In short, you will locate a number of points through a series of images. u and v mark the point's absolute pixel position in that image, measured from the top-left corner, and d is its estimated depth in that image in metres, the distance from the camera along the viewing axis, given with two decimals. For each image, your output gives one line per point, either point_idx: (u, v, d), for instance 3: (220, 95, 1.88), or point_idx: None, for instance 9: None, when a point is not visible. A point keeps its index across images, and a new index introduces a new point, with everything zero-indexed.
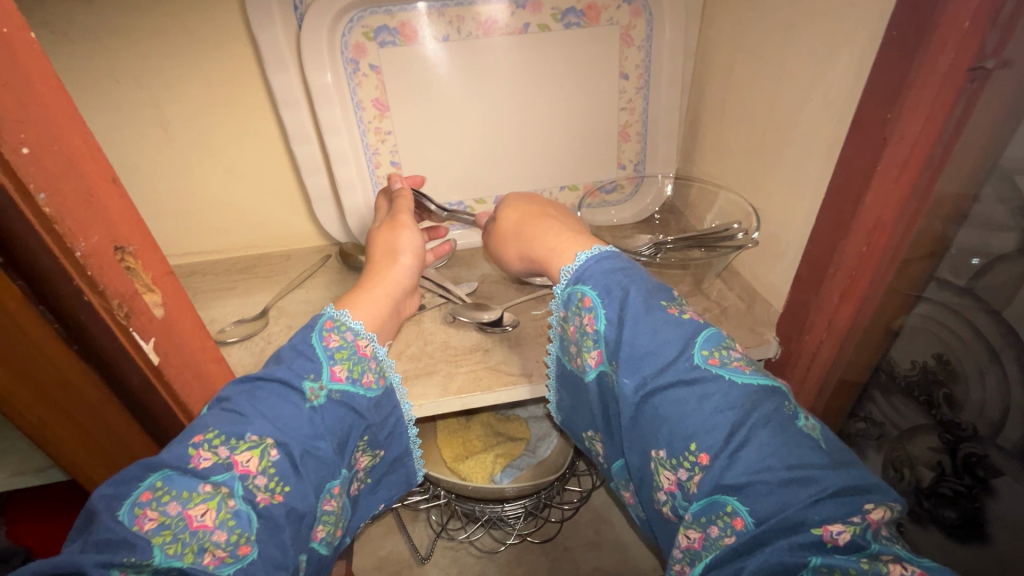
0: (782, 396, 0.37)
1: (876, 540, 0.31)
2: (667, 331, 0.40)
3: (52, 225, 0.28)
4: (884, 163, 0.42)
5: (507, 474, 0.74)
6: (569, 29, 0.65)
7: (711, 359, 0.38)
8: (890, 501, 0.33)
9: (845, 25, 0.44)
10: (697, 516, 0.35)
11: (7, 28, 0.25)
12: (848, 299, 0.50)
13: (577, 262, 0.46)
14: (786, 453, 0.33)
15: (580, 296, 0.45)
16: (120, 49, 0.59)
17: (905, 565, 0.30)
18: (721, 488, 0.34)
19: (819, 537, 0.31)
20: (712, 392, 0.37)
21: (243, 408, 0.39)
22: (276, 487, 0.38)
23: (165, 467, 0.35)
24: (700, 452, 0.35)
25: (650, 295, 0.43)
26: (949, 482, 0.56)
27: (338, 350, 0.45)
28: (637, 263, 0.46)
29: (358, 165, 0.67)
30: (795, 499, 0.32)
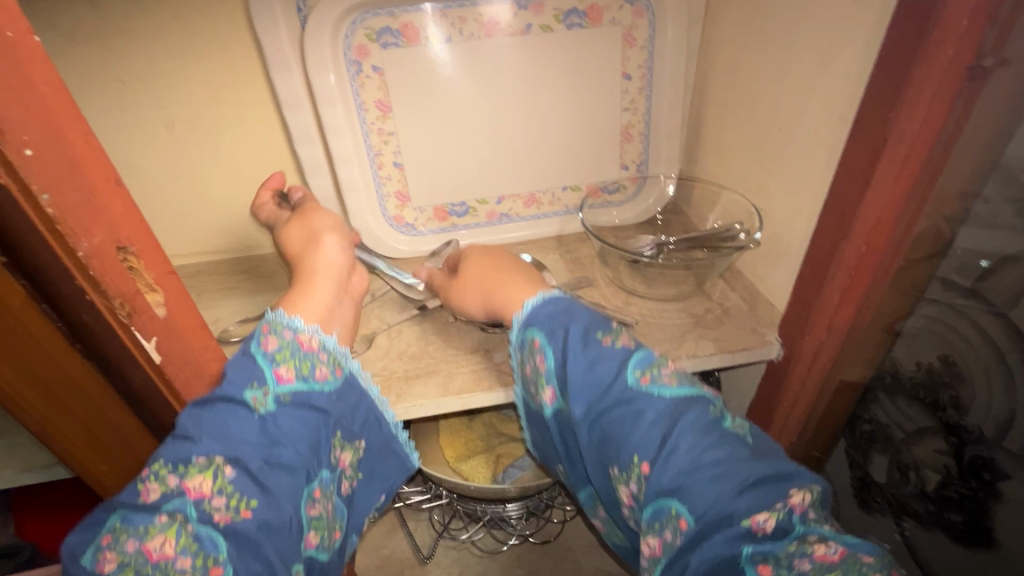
0: (707, 402, 0.40)
1: (802, 522, 0.34)
2: (604, 360, 0.43)
3: (55, 225, 0.28)
4: (883, 162, 0.42)
5: (509, 474, 0.74)
6: (572, 30, 0.65)
7: (642, 378, 0.41)
8: (811, 484, 0.36)
9: (848, 23, 0.44)
10: (651, 523, 0.37)
11: (13, 32, 0.26)
12: (848, 300, 0.49)
13: (526, 309, 0.50)
14: (712, 452, 0.36)
15: (531, 339, 0.48)
16: (127, 51, 0.60)
17: (827, 545, 0.33)
18: (662, 493, 0.36)
19: (749, 527, 0.33)
20: (645, 408, 0.40)
21: (189, 429, 0.38)
22: (239, 503, 0.37)
23: (122, 509, 0.36)
24: (642, 463, 0.38)
25: (589, 328, 0.46)
26: (954, 485, 0.56)
27: (279, 351, 0.43)
28: (579, 301, 0.49)
29: (360, 166, 0.68)
30: (723, 494, 0.34)
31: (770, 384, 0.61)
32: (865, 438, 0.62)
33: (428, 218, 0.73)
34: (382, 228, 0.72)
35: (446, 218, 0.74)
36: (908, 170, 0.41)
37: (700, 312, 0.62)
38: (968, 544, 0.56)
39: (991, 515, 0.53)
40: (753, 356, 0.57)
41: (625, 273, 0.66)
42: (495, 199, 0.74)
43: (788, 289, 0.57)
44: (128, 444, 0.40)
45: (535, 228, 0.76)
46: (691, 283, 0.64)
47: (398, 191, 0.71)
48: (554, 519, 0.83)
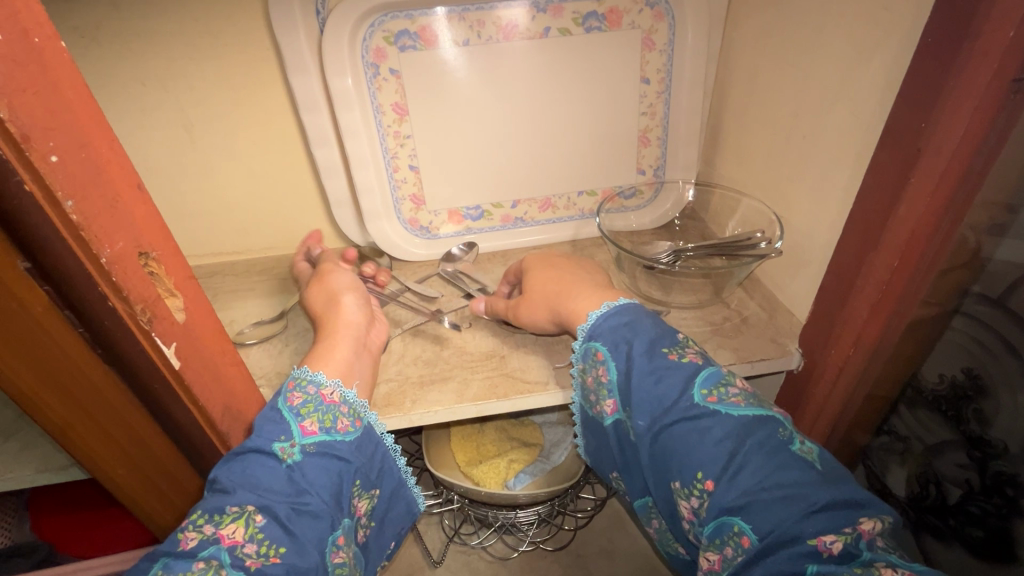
0: (777, 424, 0.40)
1: (869, 549, 0.33)
2: (670, 377, 0.44)
3: (78, 232, 0.28)
4: (919, 174, 0.40)
5: (520, 480, 0.73)
6: (591, 34, 0.64)
7: (709, 397, 0.42)
8: (882, 513, 0.35)
9: (878, 30, 0.43)
10: (712, 538, 0.38)
11: (39, 38, 0.25)
12: (876, 315, 0.47)
13: (589, 321, 0.51)
14: (779, 474, 0.36)
15: (594, 351, 0.49)
16: (146, 52, 0.60)
17: (896, 571, 0.31)
18: (726, 510, 0.37)
19: (814, 548, 0.33)
20: (711, 426, 0.40)
21: (226, 483, 0.40)
22: (269, 550, 0.38)
23: (163, 558, 0.36)
24: (706, 479, 0.38)
25: (653, 344, 0.46)
26: (977, 500, 0.54)
27: (303, 406, 0.45)
28: (646, 315, 0.50)
29: (377, 170, 0.68)
30: (790, 515, 0.34)
31: (789, 395, 0.60)
32: (885, 447, 0.62)
33: (443, 222, 0.73)
34: (398, 232, 0.72)
35: (461, 221, 0.73)
36: (947, 182, 0.39)
37: (719, 320, 0.61)
38: (987, 561, 0.54)
39: (1014, 534, 0.51)
40: (772, 366, 0.57)
41: (642, 279, 0.65)
42: (511, 203, 0.73)
43: (810, 298, 0.56)
44: (145, 450, 0.40)
45: (550, 232, 0.75)
46: (709, 291, 0.63)
47: (414, 195, 0.71)
48: (565, 526, 0.82)
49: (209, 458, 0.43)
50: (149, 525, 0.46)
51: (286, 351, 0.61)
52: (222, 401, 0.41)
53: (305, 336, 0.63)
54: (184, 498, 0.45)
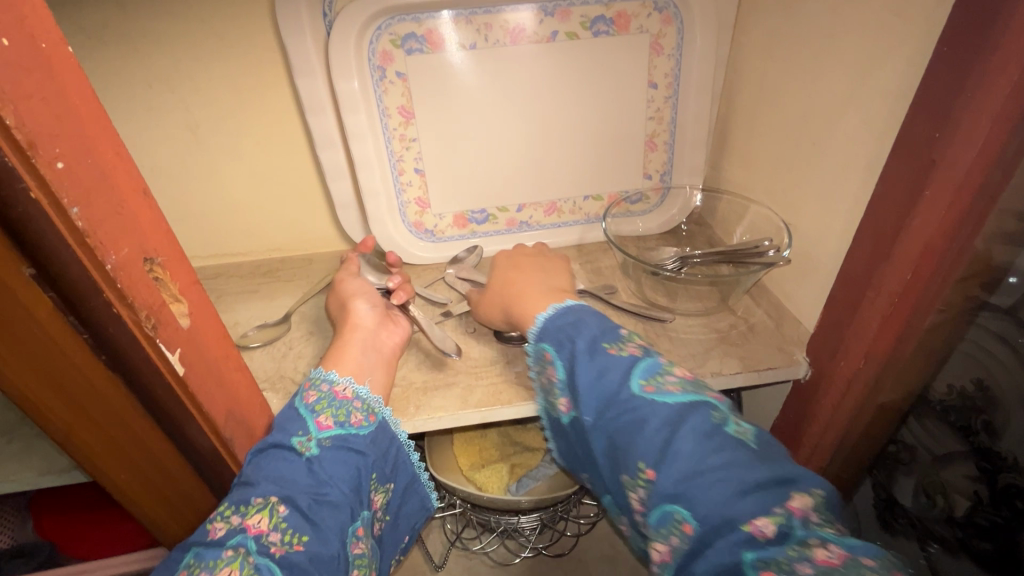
0: (712, 407, 0.39)
1: (803, 527, 0.32)
2: (610, 370, 0.43)
3: (84, 239, 0.28)
4: (933, 184, 0.40)
5: (523, 485, 0.74)
6: (598, 38, 0.64)
7: (646, 387, 0.41)
8: (815, 488, 0.34)
9: (890, 38, 0.43)
10: (658, 529, 0.37)
11: (45, 43, 0.25)
12: (889, 327, 0.46)
13: (538, 322, 0.51)
14: (712, 456, 0.35)
15: (544, 352, 0.50)
16: (153, 54, 0.60)
17: (828, 548, 0.31)
18: (665, 499, 0.36)
19: (749, 532, 0.32)
20: (648, 415, 0.40)
21: (249, 475, 0.41)
22: (292, 538, 0.40)
23: (195, 548, 0.39)
24: (646, 469, 0.38)
25: (596, 339, 0.46)
26: (985, 512, 0.53)
27: (318, 403, 0.47)
28: (590, 312, 0.50)
29: (382, 172, 0.67)
30: (723, 497, 0.34)
31: (796, 404, 0.60)
32: (891, 457, 0.61)
33: (448, 225, 0.73)
34: (403, 236, 0.72)
35: (466, 225, 0.73)
36: (965, 194, 0.38)
37: (725, 328, 0.61)
38: None
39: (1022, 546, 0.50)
40: (780, 375, 0.56)
41: (648, 286, 0.65)
42: (516, 207, 0.73)
43: (819, 306, 0.55)
44: (149, 455, 0.40)
45: (555, 236, 0.75)
46: (715, 298, 0.63)
47: (419, 198, 0.70)
48: (568, 532, 0.82)
49: (212, 463, 0.42)
50: (151, 529, 0.46)
51: (290, 354, 0.61)
52: (225, 405, 0.40)
53: (308, 339, 0.63)
54: (188, 502, 0.45)
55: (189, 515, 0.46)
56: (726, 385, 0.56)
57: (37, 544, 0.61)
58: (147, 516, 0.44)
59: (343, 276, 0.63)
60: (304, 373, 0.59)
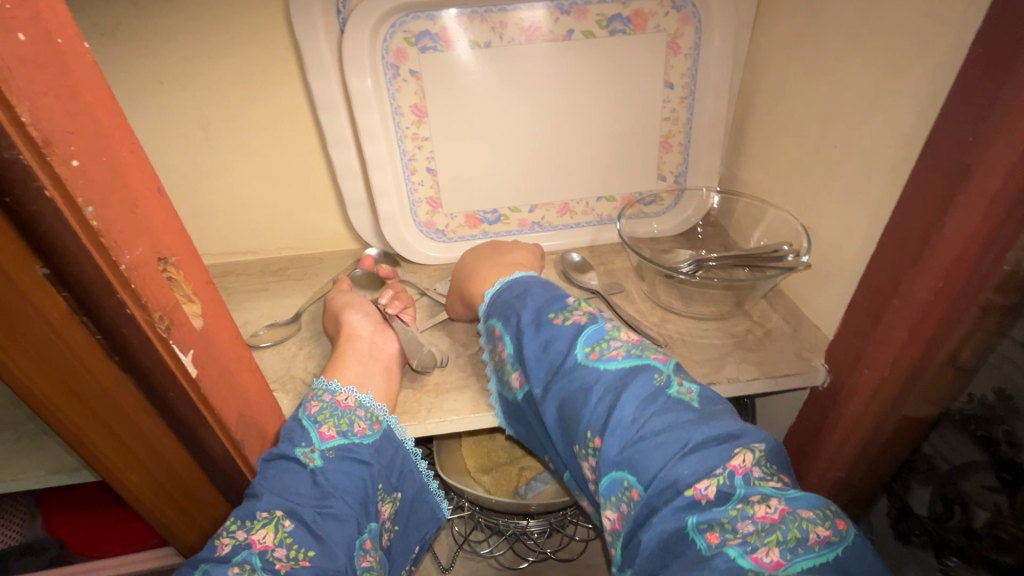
0: (656, 370, 0.39)
1: (744, 484, 0.32)
2: (556, 341, 0.44)
3: (98, 238, 0.27)
4: (966, 191, 0.39)
5: (531, 488, 0.73)
6: (615, 37, 0.63)
7: (590, 355, 0.42)
8: (756, 443, 0.35)
9: (921, 40, 0.41)
10: (608, 498, 0.37)
11: (61, 39, 0.25)
12: (917, 336, 0.45)
13: (486, 300, 0.53)
14: (653, 420, 0.36)
15: (493, 329, 0.51)
16: (166, 50, 0.59)
17: (769, 504, 0.31)
18: (613, 466, 0.36)
19: (691, 496, 0.32)
20: (593, 383, 0.40)
21: (253, 488, 0.42)
22: (297, 554, 0.40)
23: (201, 564, 0.39)
24: (594, 438, 0.38)
25: (542, 311, 0.47)
26: (1005, 524, 0.51)
27: (320, 413, 0.47)
28: (539, 285, 0.51)
29: (394, 171, 0.67)
30: (665, 460, 0.34)
31: (814, 412, 0.59)
32: (909, 466, 0.59)
33: (459, 225, 0.72)
34: (415, 236, 0.71)
35: (478, 225, 0.72)
36: (1000, 203, 0.37)
37: (741, 333, 0.60)
38: None
39: None
40: (797, 382, 0.55)
41: (662, 288, 0.64)
42: (528, 208, 0.72)
43: (840, 313, 0.54)
44: (160, 458, 0.40)
45: (567, 237, 0.74)
46: (730, 302, 0.62)
47: (430, 197, 0.70)
48: (577, 536, 0.81)
49: (224, 467, 0.42)
50: (162, 532, 0.46)
51: (300, 354, 0.61)
52: (237, 407, 0.40)
53: (318, 339, 0.63)
54: (199, 505, 0.45)
55: (200, 518, 0.46)
56: (740, 392, 0.55)
57: (46, 542, 0.61)
58: (158, 520, 0.44)
59: (340, 291, 0.64)
60: (314, 373, 0.58)
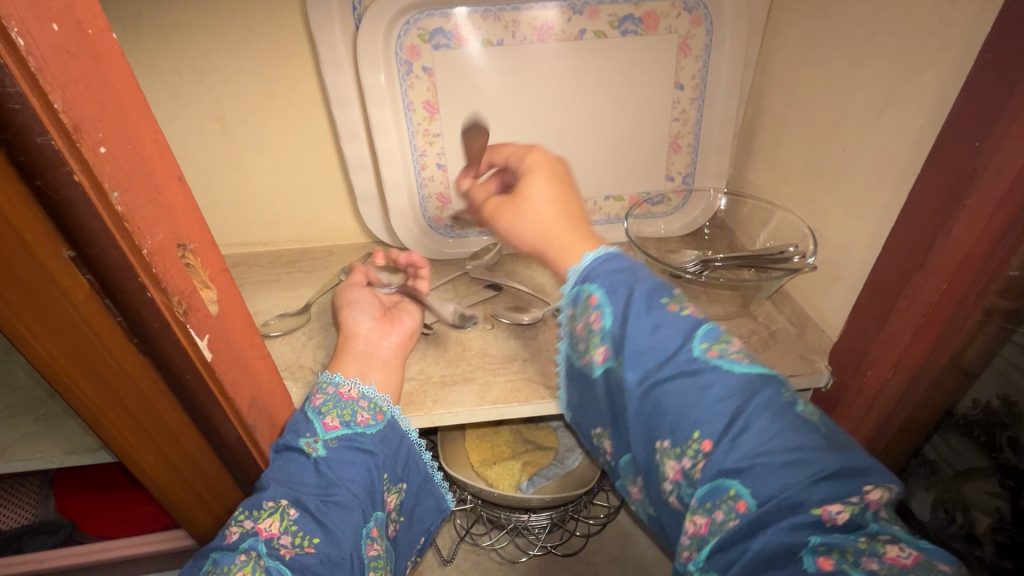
0: (781, 383, 0.38)
1: (874, 520, 0.32)
2: (668, 327, 0.41)
3: (123, 223, 0.28)
4: (976, 195, 0.39)
5: (533, 483, 0.74)
6: (627, 37, 0.63)
7: (710, 351, 0.39)
8: (890, 483, 0.34)
9: (932, 45, 0.42)
10: (702, 502, 0.36)
11: (92, 30, 0.26)
12: (922, 337, 0.46)
13: (585, 262, 0.47)
14: (786, 436, 0.34)
15: (588, 296, 0.46)
16: (186, 43, 0.61)
17: (901, 547, 0.31)
18: (723, 473, 0.35)
19: (819, 517, 0.31)
20: (713, 382, 0.37)
21: (263, 480, 0.44)
22: (303, 541, 0.41)
23: (213, 553, 0.41)
24: (703, 439, 0.36)
25: (654, 292, 0.43)
26: (1005, 530, 0.51)
27: (324, 404, 0.48)
28: (641, 264, 0.47)
29: (405, 166, 0.68)
30: (795, 481, 0.32)
31: None
32: (909, 470, 0.60)
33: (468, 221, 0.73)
34: (423, 231, 0.73)
35: None
36: (1006, 208, 0.37)
37: (745, 334, 0.60)
38: None
39: None
40: (801, 383, 0.56)
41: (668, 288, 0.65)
42: None
43: (843, 315, 0.55)
44: (177, 442, 0.41)
45: None
46: (736, 303, 0.62)
47: (439, 193, 0.71)
48: (578, 532, 0.82)
49: (237, 451, 0.43)
50: (171, 511, 0.47)
51: (310, 345, 0.62)
52: (248, 392, 0.41)
53: (328, 330, 0.64)
54: (211, 490, 0.46)
55: (214, 504, 0.48)
56: None
57: (59, 521, 0.62)
58: (168, 497, 0.45)
59: (347, 284, 0.63)
60: (323, 363, 0.59)
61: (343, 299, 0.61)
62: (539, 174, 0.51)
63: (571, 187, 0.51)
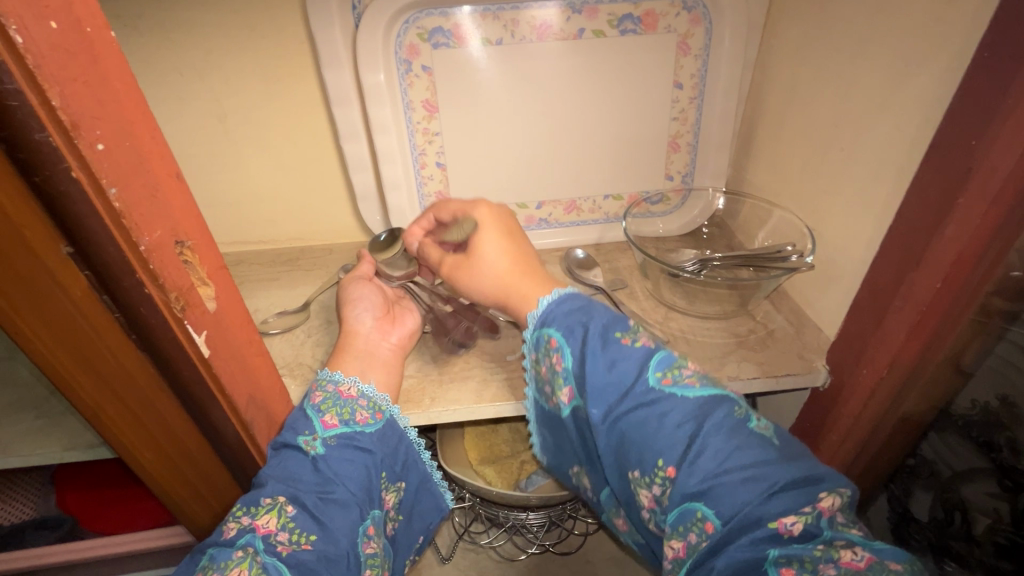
0: (732, 403, 0.40)
1: (830, 527, 0.34)
2: (623, 362, 0.44)
3: (120, 219, 0.29)
4: (969, 195, 0.39)
5: (532, 481, 0.73)
6: (625, 36, 0.63)
7: (663, 380, 0.42)
8: (840, 488, 0.36)
9: (929, 44, 0.42)
10: (675, 526, 0.38)
11: (90, 28, 0.26)
12: (917, 336, 0.46)
13: (541, 307, 0.50)
14: (739, 455, 0.36)
15: (547, 339, 0.49)
16: (187, 42, 0.61)
17: (855, 551, 0.33)
18: (688, 497, 0.37)
19: (775, 530, 0.33)
20: (669, 410, 0.40)
21: (260, 477, 0.43)
22: (300, 538, 0.41)
23: (210, 549, 0.40)
24: (667, 467, 0.39)
25: (608, 328, 0.47)
26: (1003, 531, 0.51)
27: (323, 402, 0.48)
28: (596, 302, 0.51)
29: (404, 165, 0.68)
30: (752, 497, 0.35)
31: (814, 413, 0.59)
32: (909, 470, 0.60)
33: None
34: None
35: None
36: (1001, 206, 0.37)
37: (743, 332, 0.60)
38: None
39: None
40: (799, 382, 0.56)
41: (666, 286, 0.65)
42: (535, 204, 0.73)
43: (840, 314, 0.55)
44: (175, 438, 0.41)
45: (574, 235, 0.75)
46: (734, 301, 0.62)
47: (439, 191, 0.71)
48: (576, 530, 0.82)
49: (235, 447, 0.43)
50: (170, 507, 0.47)
51: (309, 343, 0.62)
52: (246, 388, 0.41)
53: (328, 327, 0.64)
54: (209, 486, 0.46)
55: (212, 501, 0.48)
56: (742, 391, 0.56)
57: (60, 517, 0.63)
58: (166, 494, 0.45)
59: (352, 278, 0.62)
60: (322, 360, 0.59)
61: (343, 296, 0.60)
62: (486, 228, 0.55)
63: (515, 232, 0.56)
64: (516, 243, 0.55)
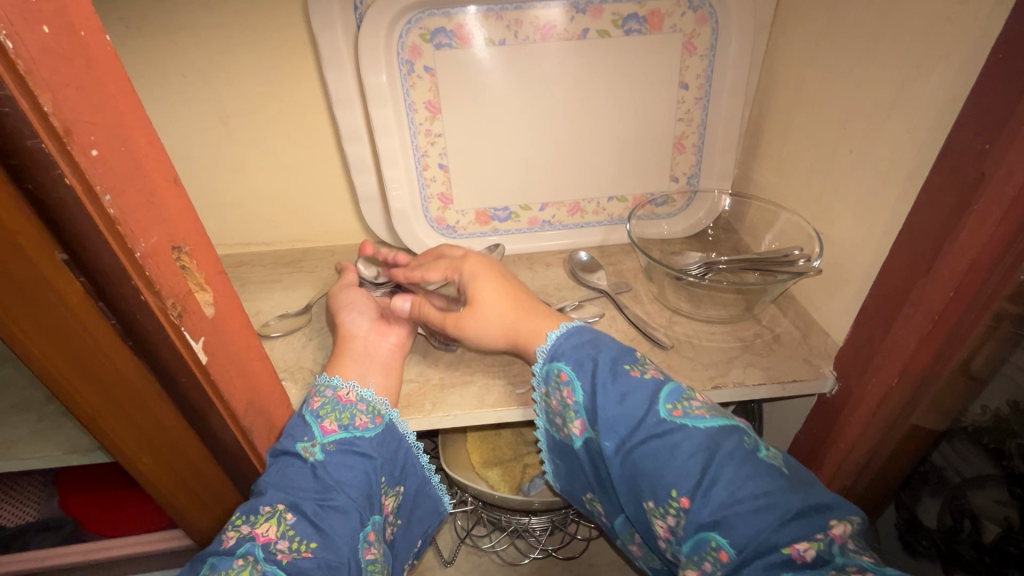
0: (742, 432, 0.41)
1: (841, 554, 0.34)
2: (634, 394, 0.44)
3: (115, 225, 0.28)
4: (983, 201, 0.38)
5: (534, 484, 0.73)
6: (630, 36, 0.62)
7: (674, 412, 0.42)
8: (850, 515, 0.36)
9: (941, 45, 0.41)
10: (690, 555, 0.37)
11: (85, 32, 0.25)
12: (928, 344, 0.45)
13: (550, 341, 0.50)
14: (751, 484, 0.36)
15: (557, 371, 0.49)
16: (189, 43, 0.61)
17: None
18: (702, 526, 0.37)
19: (789, 556, 0.33)
20: (681, 441, 0.40)
21: (260, 485, 0.43)
22: (300, 546, 0.41)
23: (209, 559, 0.40)
24: (681, 497, 0.38)
25: (616, 361, 0.47)
26: (1015, 540, 0.50)
27: (322, 407, 0.48)
28: (603, 334, 0.51)
29: (406, 167, 0.67)
30: (766, 524, 0.35)
31: (821, 419, 0.58)
32: (917, 476, 0.58)
33: (470, 222, 0.73)
34: (426, 232, 0.72)
35: (488, 222, 0.73)
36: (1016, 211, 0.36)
37: (749, 337, 0.60)
38: None
39: None
40: (806, 388, 0.55)
41: (671, 290, 0.64)
42: (539, 206, 0.72)
43: (847, 319, 0.54)
44: (174, 443, 0.41)
45: (577, 237, 0.75)
46: (740, 305, 0.61)
47: (442, 194, 0.70)
48: (579, 534, 0.81)
49: (234, 454, 0.43)
50: (167, 509, 0.46)
51: (310, 345, 0.62)
52: (245, 393, 0.41)
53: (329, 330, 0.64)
54: (208, 491, 0.46)
55: (213, 505, 0.47)
56: (747, 396, 0.55)
57: (62, 519, 0.63)
58: (166, 498, 0.45)
59: (341, 284, 0.62)
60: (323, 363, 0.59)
61: (334, 301, 0.60)
62: (479, 277, 0.55)
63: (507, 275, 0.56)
64: (511, 286, 0.55)
